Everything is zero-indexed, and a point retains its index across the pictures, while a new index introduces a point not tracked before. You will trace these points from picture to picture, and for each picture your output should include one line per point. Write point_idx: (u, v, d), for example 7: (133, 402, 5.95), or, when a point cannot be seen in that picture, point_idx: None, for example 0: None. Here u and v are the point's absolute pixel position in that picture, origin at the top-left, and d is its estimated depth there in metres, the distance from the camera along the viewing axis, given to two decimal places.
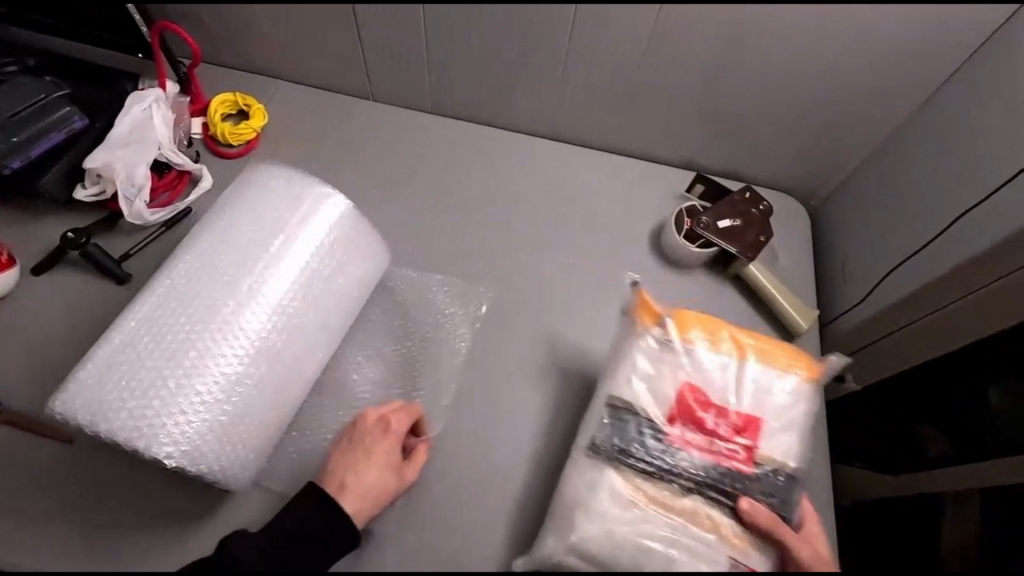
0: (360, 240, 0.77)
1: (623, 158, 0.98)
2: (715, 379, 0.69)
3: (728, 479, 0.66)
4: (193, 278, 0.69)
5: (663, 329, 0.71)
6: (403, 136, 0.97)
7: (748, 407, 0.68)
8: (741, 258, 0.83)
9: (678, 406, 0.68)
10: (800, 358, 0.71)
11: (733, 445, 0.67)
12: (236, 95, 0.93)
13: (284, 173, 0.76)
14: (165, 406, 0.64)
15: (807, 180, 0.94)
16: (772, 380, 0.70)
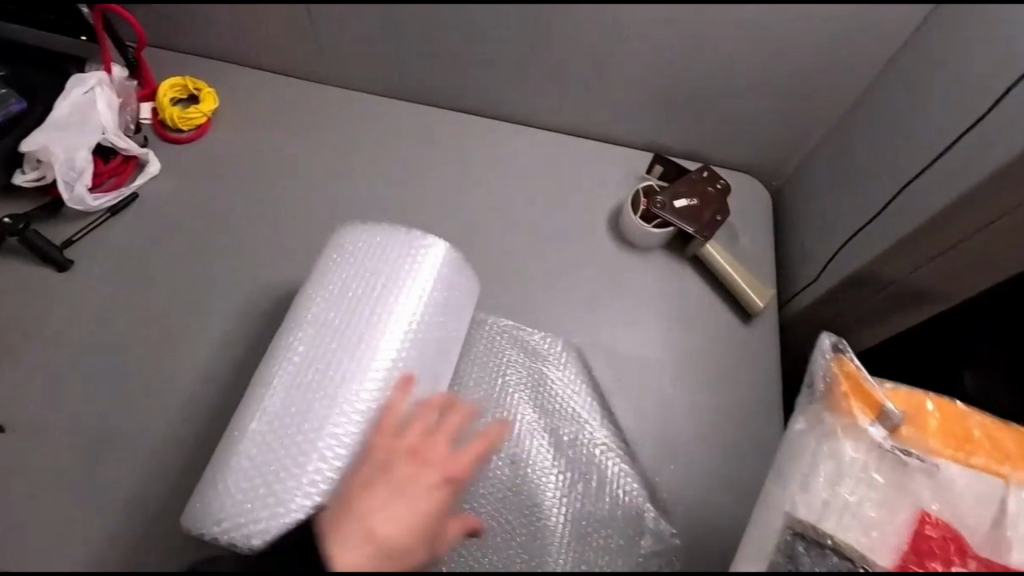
0: (455, 293, 0.69)
1: (583, 140, 0.97)
2: (940, 485, 0.57)
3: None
4: (312, 350, 0.62)
5: (885, 421, 0.58)
6: (358, 119, 0.95)
7: (930, 510, 0.56)
8: (698, 237, 0.82)
9: (912, 543, 0.54)
10: (1019, 444, 0.60)
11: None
12: (186, 78, 0.91)
13: (372, 233, 0.68)
14: (281, 501, 0.56)
15: (767, 159, 0.93)
16: (991, 486, 0.57)
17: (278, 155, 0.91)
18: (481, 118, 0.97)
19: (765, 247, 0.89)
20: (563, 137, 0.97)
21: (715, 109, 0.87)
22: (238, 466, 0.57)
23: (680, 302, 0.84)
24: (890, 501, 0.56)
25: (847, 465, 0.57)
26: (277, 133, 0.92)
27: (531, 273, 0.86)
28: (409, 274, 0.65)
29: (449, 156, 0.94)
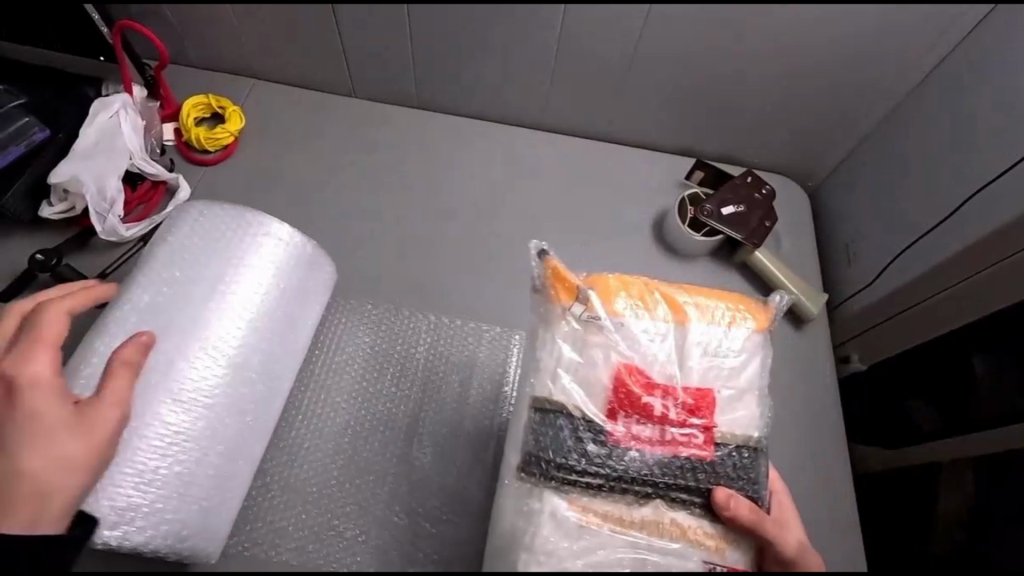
0: (308, 272, 0.67)
1: (619, 146, 0.95)
2: (653, 355, 0.54)
3: (679, 474, 0.51)
4: (155, 319, 0.59)
5: (584, 305, 0.55)
6: (388, 132, 0.92)
7: (686, 372, 0.54)
8: (747, 245, 0.82)
9: (615, 392, 0.53)
10: (730, 303, 0.58)
11: (690, 430, 0.52)
12: (209, 97, 0.88)
13: (210, 205, 0.64)
14: (101, 475, 0.53)
15: (805, 162, 0.93)
16: (720, 337, 0.56)
17: (308, 174, 0.88)
18: (513, 127, 0.95)
19: (808, 250, 0.89)
20: (599, 144, 0.95)
21: (756, 113, 0.86)
22: None
23: None
24: (671, 357, 0.54)
25: (571, 344, 0.54)
26: (305, 151, 0.90)
27: None
28: (247, 259, 0.63)
29: (484, 167, 0.91)
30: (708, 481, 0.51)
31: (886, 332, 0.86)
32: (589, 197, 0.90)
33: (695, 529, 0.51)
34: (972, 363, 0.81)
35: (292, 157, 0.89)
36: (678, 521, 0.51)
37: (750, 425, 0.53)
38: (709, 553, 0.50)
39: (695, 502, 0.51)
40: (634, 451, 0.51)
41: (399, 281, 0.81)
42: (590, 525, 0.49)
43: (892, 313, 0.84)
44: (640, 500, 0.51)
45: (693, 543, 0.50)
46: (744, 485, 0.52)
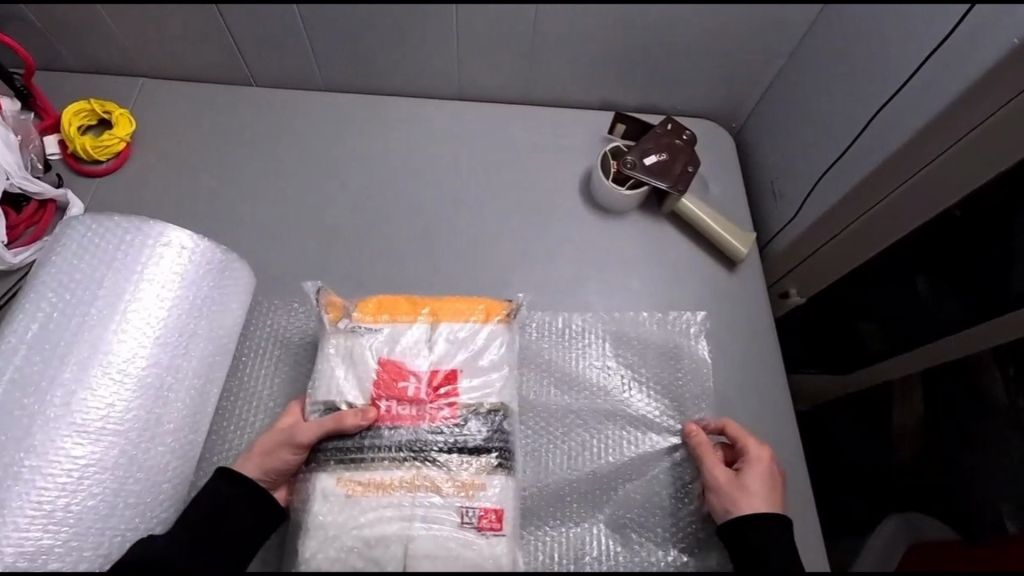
0: (220, 284, 0.62)
1: (540, 108, 0.92)
2: (409, 350, 0.62)
3: (430, 439, 0.58)
4: (41, 346, 0.55)
5: (349, 319, 0.64)
6: (294, 119, 0.87)
7: (435, 359, 0.61)
8: (673, 192, 0.81)
9: (377, 384, 0.60)
10: (478, 304, 0.66)
11: (438, 405, 0.60)
12: (92, 102, 0.81)
13: (89, 220, 0.60)
14: None
15: (725, 103, 0.92)
16: (466, 329, 0.64)
17: (211, 173, 0.83)
18: (427, 99, 0.91)
19: (736, 192, 0.89)
20: (518, 108, 0.92)
21: (664, 57, 0.84)
22: None
23: (664, 261, 0.83)
24: (424, 354, 0.62)
25: (341, 356, 0.62)
26: (206, 150, 0.84)
27: (510, 256, 0.81)
28: (140, 274, 0.58)
29: (400, 145, 0.87)
30: (456, 440, 0.58)
31: (814, 266, 0.86)
32: (512, 165, 0.88)
33: (447, 479, 0.56)
34: (915, 284, 0.86)
35: (189, 158, 0.83)
36: (432, 477, 0.56)
37: (498, 395, 0.61)
38: (464, 497, 0.56)
39: (448, 459, 0.57)
40: (390, 429, 0.58)
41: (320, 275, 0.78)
42: (355, 494, 0.55)
43: (812, 250, 0.84)
44: (397, 463, 0.57)
45: (447, 493, 0.55)
46: (490, 437, 0.59)
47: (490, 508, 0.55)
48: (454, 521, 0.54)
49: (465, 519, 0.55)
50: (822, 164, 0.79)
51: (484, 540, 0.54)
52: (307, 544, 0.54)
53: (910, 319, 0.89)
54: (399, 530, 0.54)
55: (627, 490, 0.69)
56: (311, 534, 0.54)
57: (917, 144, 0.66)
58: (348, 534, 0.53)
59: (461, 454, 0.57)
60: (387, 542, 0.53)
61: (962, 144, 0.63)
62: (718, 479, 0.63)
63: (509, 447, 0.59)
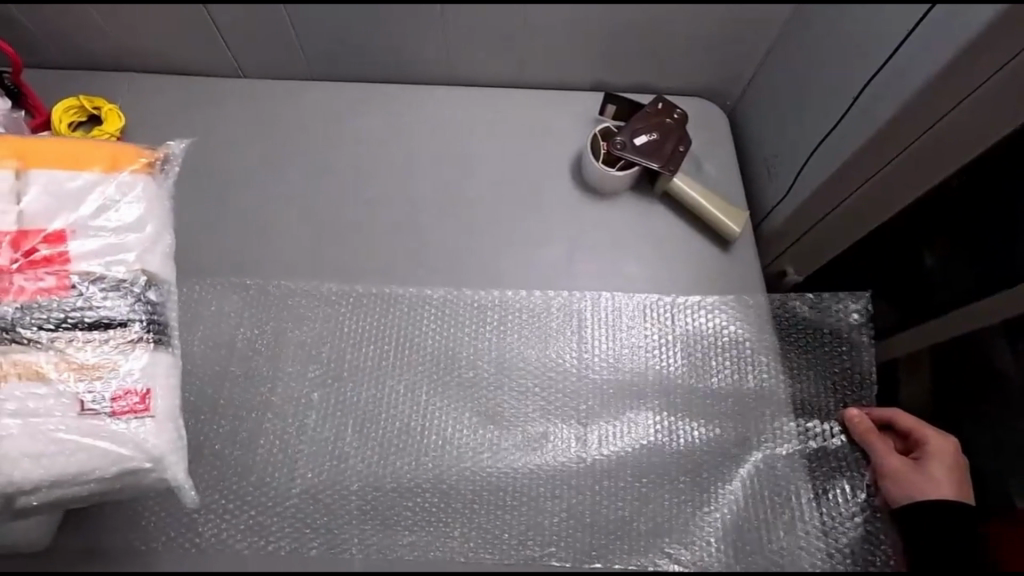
0: None
1: (530, 90, 0.91)
2: None
3: (21, 319, 0.58)
4: None
5: None
6: (284, 108, 0.87)
7: (37, 215, 0.60)
8: (664, 173, 0.80)
9: None
10: (102, 150, 0.64)
11: (38, 274, 0.59)
12: (81, 98, 0.81)
13: None
14: None
15: (716, 80, 0.90)
16: (45, 178, 0.61)
17: (205, 166, 0.83)
18: (416, 86, 0.90)
19: (729, 170, 0.88)
20: (509, 92, 0.91)
21: (652, 35, 0.83)
22: None
23: (657, 241, 0.82)
24: (9, 207, 0.60)
25: None
26: (200, 144, 0.84)
27: (501, 240, 0.81)
28: None
29: (390, 132, 0.87)
30: (69, 314, 0.59)
31: (811, 244, 0.85)
32: (504, 150, 0.87)
33: (59, 363, 0.58)
34: (923, 259, 0.87)
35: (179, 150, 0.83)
36: (36, 363, 0.57)
37: (132, 263, 0.62)
38: (85, 380, 0.58)
39: (84, 340, 0.59)
40: None
41: (311, 264, 0.79)
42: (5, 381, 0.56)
43: (809, 226, 0.83)
44: None
45: (63, 377, 0.58)
46: (131, 311, 0.61)
47: (134, 390, 0.59)
48: (71, 412, 0.57)
49: (94, 407, 0.57)
50: (814, 139, 0.77)
51: (120, 423, 0.58)
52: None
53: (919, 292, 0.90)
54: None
55: (790, 488, 0.71)
56: None
57: (908, 115, 0.65)
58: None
59: (48, 333, 0.58)
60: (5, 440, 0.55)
61: (959, 111, 0.62)
62: (892, 468, 0.69)
63: (161, 326, 0.62)
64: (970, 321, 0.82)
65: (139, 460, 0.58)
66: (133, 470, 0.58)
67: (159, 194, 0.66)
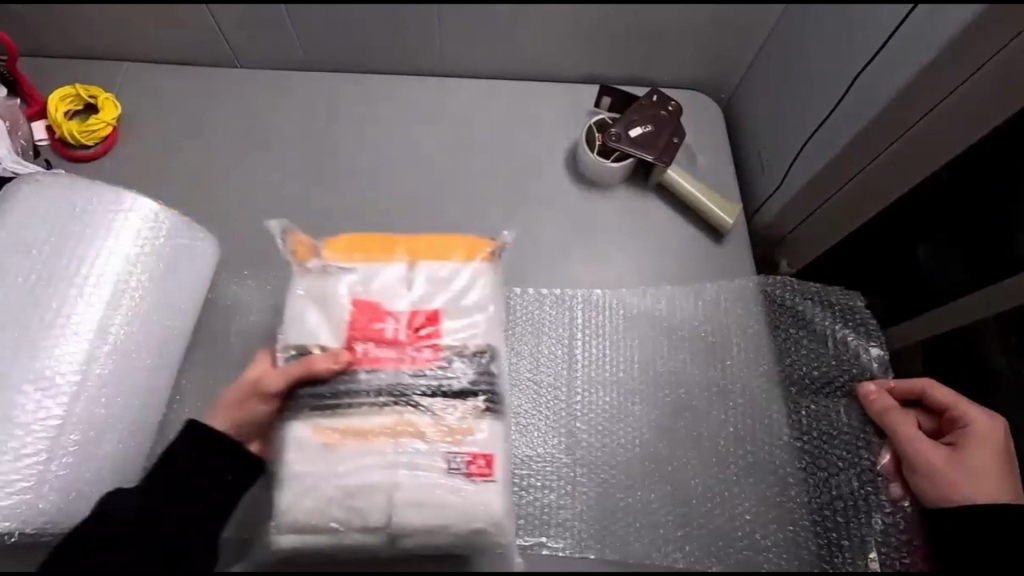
0: None
1: (525, 82, 0.92)
2: (336, 303, 0.60)
3: (411, 383, 0.57)
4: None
5: (313, 265, 0.63)
6: (280, 98, 0.87)
7: (414, 301, 0.60)
8: (658, 165, 0.81)
9: (351, 326, 0.59)
10: (460, 242, 0.65)
11: (420, 347, 0.59)
12: (77, 87, 0.81)
13: None
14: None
15: (710, 73, 0.91)
16: (447, 274, 0.63)
17: (201, 157, 0.83)
18: (411, 77, 0.91)
19: (721, 162, 0.88)
20: (503, 84, 0.91)
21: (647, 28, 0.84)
22: None
23: (651, 233, 0.83)
24: (405, 293, 0.61)
25: None
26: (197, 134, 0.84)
27: (496, 233, 0.82)
28: None
29: (386, 123, 0.87)
30: (439, 383, 0.57)
31: (803, 236, 0.86)
32: (499, 142, 0.88)
33: (434, 426, 0.55)
34: (915, 254, 0.88)
35: (175, 139, 0.83)
36: (419, 424, 0.55)
37: (476, 331, 0.60)
38: (450, 442, 0.55)
39: (434, 405, 0.56)
40: (372, 370, 0.57)
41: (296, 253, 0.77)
42: (334, 442, 0.54)
43: (801, 218, 0.84)
44: (358, 406, 0.55)
45: (433, 438, 0.55)
46: (474, 379, 0.58)
47: (479, 454, 0.55)
48: (436, 469, 0.54)
49: (452, 465, 0.54)
50: (807, 133, 0.78)
51: (471, 484, 0.54)
52: (285, 494, 0.53)
53: (911, 289, 0.90)
54: (28, 475, 0.50)
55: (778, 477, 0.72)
56: None
57: (898, 106, 0.65)
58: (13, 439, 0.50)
59: (440, 399, 0.57)
60: (66, 472, 0.51)
61: (953, 99, 0.63)
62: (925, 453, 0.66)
63: (496, 394, 0.58)
64: (968, 311, 0.80)
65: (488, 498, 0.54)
66: (476, 531, 0.54)
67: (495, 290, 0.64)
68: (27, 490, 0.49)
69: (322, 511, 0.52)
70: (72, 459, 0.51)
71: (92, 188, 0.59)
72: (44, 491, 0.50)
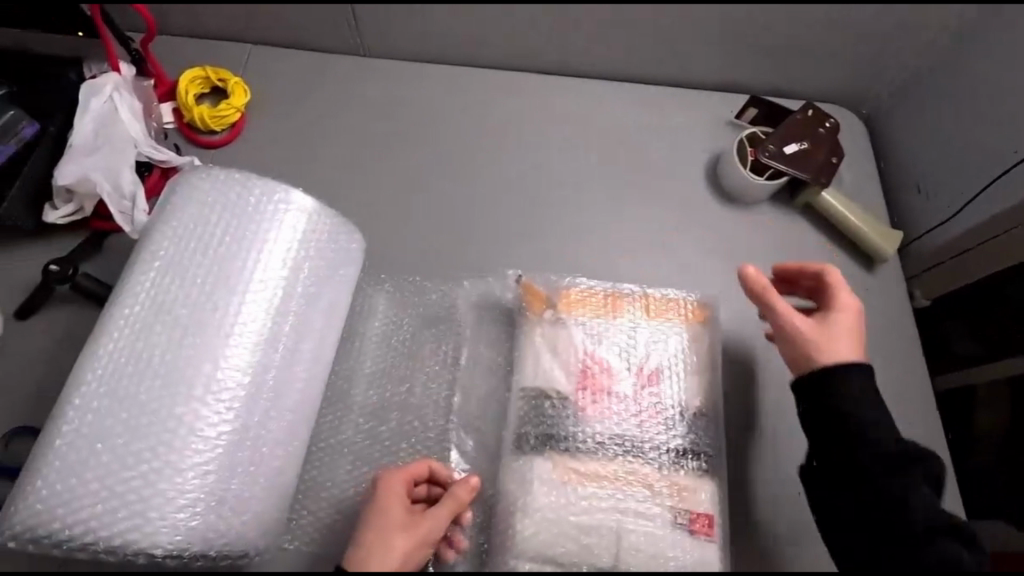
0: (96, 143, 0.67)
1: (664, 87, 0.86)
2: (567, 357, 0.61)
3: (643, 436, 0.59)
4: (188, 279, 0.50)
5: (551, 310, 0.64)
6: (408, 90, 0.82)
7: (639, 359, 0.62)
8: (814, 184, 0.75)
9: (582, 375, 0.61)
10: (674, 304, 0.66)
11: (643, 403, 0.60)
12: (207, 69, 0.78)
13: (83, 90, 0.68)
14: (171, 453, 0.45)
15: (863, 88, 0.85)
16: (665, 334, 0.64)
17: (328, 148, 0.79)
18: (542, 73, 0.85)
19: (871, 184, 0.83)
20: (637, 86, 0.86)
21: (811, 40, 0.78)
22: (134, 402, 0.46)
23: (800, 256, 0.77)
24: (628, 354, 0.62)
25: (146, 300, 0.49)
26: (323, 124, 0.80)
27: (631, 245, 0.76)
28: (82, 152, 0.66)
29: (519, 122, 0.82)
30: (667, 442, 0.59)
31: (952, 270, 0.78)
32: (635, 149, 0.82)
33: (663, 478, 0.57)
34: None
35: (301, 128, 0.80)
36: (648, 474, 0.57)
37: (692, 393, 0.61)
38: (675, 499, 0.56)
39: (655, 463, 0.58)
40: (597, 423, 0.59)
41: (425, 257, 0.73)
42: (570, 481, 0.56)
43: (957, 252, 0.77)
44: (591, 454, 0.58)
45: (660, 490, 0.56)
46: (693, 441, 0.59)
47: (702, 513, 0.56)
48: (667, 522, 0.55)
49: (678, 520, 0.55)
50: (989, 165, 0.72)
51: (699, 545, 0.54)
52: (522, 524, 0.54)
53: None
54: (205, 494, 0.45)
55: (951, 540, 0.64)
56: (92, 480, 0.44)
57: None
58: (186, 466, 0.45)
59: (667, 454, 0.59)
60: (242, 491, 0.47)
61: None
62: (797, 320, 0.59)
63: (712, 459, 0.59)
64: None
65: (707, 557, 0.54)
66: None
67: (708, 347, 0.64)
68: (208, 510, 0.45)
69: (559, 534, 0.54)
70: (247, 476, 0.47)
71: (261, 182, 0.54)
72: (225, 511, 0.46)
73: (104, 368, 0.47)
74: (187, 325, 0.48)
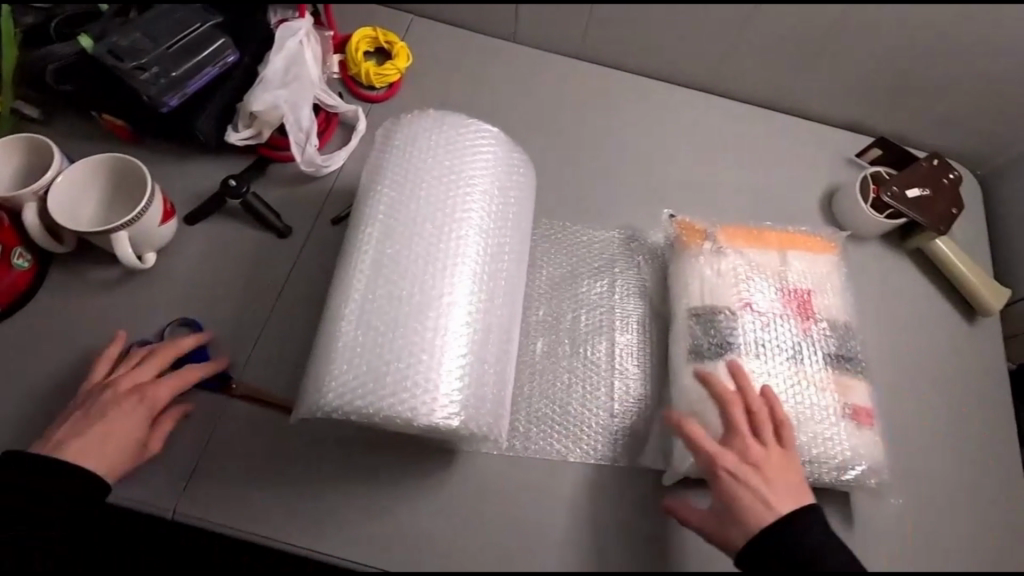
0: (283, 77, 0.74)
1: (788, 117, 0.90)
2: (724, 281, 0.67)
3: (801, 347, 0.65)
4: (409, 206, 0.61)
5: (711, 242, 0.69)
6: (547, 80, 0.87)
7: (794, 280, 0.68)
8: (931, 231, 0.78)
9: (735, 290, 0.66)
10: (809, 243, 0.72)
11: (797, 317, 0.66)
12: (378, 31, 0.84)
13: (279, 30, 0.75)
14: (436, 342, 0.56)
15: (979, 150, 0.88)
16: (807, 265, 0.70)
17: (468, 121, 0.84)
18: (677, 84, 0.89)
19: (978, 243, 0.85)
20: (763, 112, 0.90)
21: (940, 98, 0.81)
22: (399, 304, 0.57)
23: (903, 295, 0.80)
24: (779, 279, 0.68)
25: (385, 223, 0.60)
26: (468, 98, 0.85)
27: None
28: (273, 84, 0.73)
29: (647, 127, 0.86)
30: (830, 357, 0.65)
31: None
32: (755, 170, 0.86)
33: (824, 375, 0.64)
34: None
35: (447, 98, 0.85)
36: (808, 373, 0.64)
37: (834, 311, 0.68)
38: (841, 395, 0.63)
39: (808, 372, 0.64)
40: (753, 332, 0.64)
41: (550, 229, 0.78)
42: (734, 377, 0.62)
43: None
44: (749, 357, 0.63)
45: (827, 390, 0.63)
46: (837, 349, 0.66)
47: (862, 406, 0.64)
48: (839, 413, 0.62)
49: (845, 411, 0.63)
50: None
51: (862, 432, 0.62)
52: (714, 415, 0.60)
53: None
54: (467, 376, 0.57)
55: None
56: (375, 367, 0.55)
57: None
58: (449, 350, 0.57)
59: (828, 361, 0.65)
60: (481, 377, 0.58)
61: None
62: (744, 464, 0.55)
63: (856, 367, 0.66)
64: None
65: (851, 474, 0.61)
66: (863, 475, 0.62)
67: (839, 276, 0.71)
68: (469, 393, 0.57)
69: None
70: (487, 365, 0.59)
71: (464, 125, 0.65)
72: (477, 394, 0.57)
73: (365, 285, 0.58)
74: (427, 244, 0.59)
